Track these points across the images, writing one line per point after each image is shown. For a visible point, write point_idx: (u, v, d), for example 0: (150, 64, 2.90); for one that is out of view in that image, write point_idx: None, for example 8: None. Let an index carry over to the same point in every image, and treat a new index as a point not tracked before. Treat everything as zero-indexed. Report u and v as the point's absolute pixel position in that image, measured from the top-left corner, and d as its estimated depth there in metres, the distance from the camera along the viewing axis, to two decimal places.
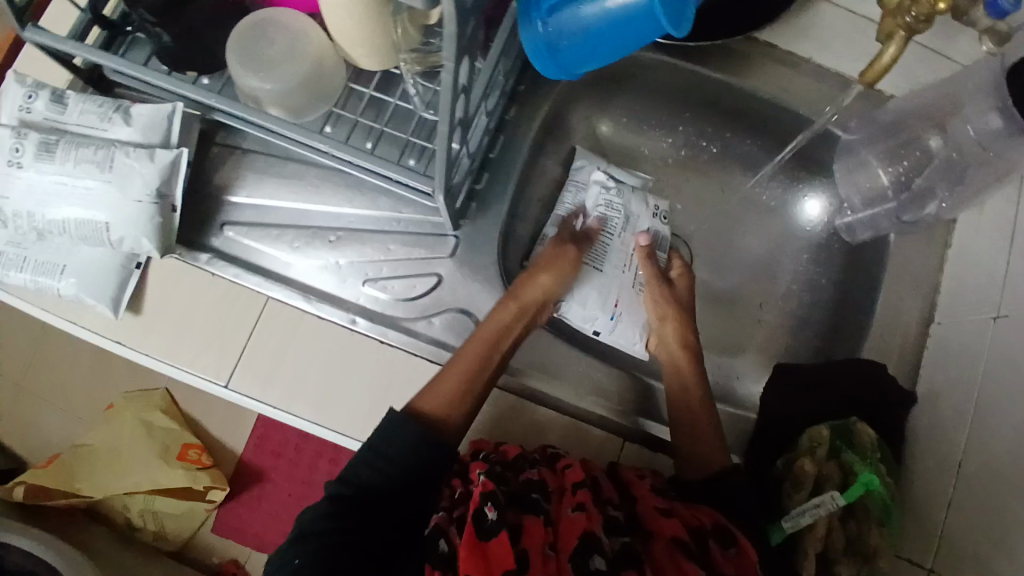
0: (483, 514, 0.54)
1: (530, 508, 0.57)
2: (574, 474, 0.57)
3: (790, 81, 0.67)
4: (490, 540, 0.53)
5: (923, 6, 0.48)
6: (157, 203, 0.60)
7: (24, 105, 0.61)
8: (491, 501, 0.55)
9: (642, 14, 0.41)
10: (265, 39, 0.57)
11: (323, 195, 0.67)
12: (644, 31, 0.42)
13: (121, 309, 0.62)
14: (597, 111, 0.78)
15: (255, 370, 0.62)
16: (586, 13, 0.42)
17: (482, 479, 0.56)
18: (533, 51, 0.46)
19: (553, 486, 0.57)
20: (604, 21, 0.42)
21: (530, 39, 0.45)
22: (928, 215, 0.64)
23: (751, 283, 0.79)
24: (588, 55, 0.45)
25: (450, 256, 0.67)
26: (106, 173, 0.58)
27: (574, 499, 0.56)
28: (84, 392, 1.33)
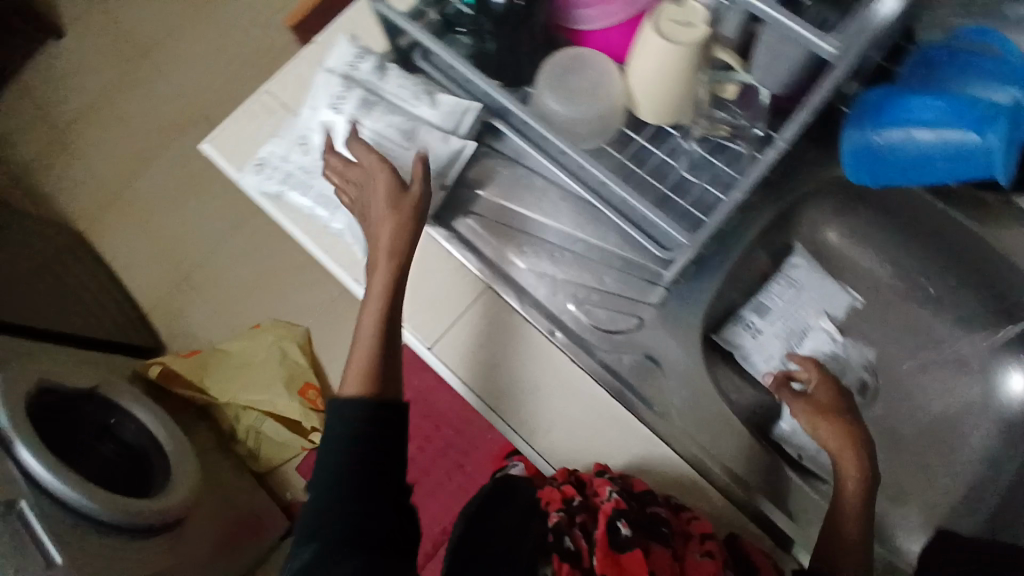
0: (617, 528, 0.59)
1: (657, 538, 0.59)
2: (701, 525, 0.60)
3: None
4: (624, 554, 0.57)
5: None
6: (439, 181, 0.68)
7: (353, 62, 0.70)
8: (623, 517, 0.59)
9: (972, 153, 0.56)
10: (574, 74, 0.64)
11: (559, 215, 0.72)
12: (960, 170, 0.58)
13: (370, 253, 0.69)
14: (826, 218, 0.78)
15: (458, 344, 0.70)
16: (920, 138, 0.58)
17: (614, 497, 0.59)
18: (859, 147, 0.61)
19: (677, 527, 0.60)
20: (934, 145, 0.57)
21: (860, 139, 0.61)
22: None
23: (933, 435, 0.74)
24: (899, 167, 0.61)
25: (656, 304, 0.70)
26: (408, 142, 0.68)
27: (704, 545, 0.58)
28: (236, 304, 1.45)
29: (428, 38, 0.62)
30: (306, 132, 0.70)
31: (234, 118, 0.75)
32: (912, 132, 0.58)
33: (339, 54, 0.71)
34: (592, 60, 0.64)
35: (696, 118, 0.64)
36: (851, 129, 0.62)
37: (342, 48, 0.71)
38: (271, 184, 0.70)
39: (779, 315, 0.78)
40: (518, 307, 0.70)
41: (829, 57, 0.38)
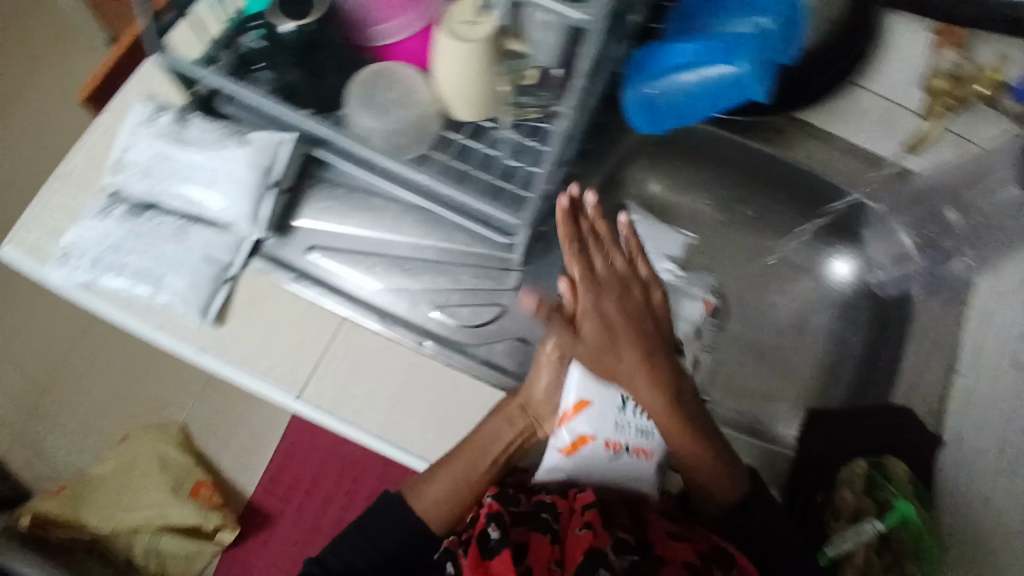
0: (487, 533, 0.60)
1: (539, 528, 0.62)
2: (584, 498, 0.63)
3: (822, 152, 0.74)
4: (493, 557, 0.58)
5: None
6: (253, 230, 0.68)
7: (149, 121, 0.69)
8: (495, 521, 0.61)
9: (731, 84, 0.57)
10: (383, 86, 0.64)
11: (402, 228, 0.73)
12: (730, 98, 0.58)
13: (208, 317, 0.67)
14: (649, 172, 0.85)
15: (328, 385, 0.68)
16: (686, 80, 0.59)
17: (490, 502, 0.64)
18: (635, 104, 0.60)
19: (563, 508, 0.64)
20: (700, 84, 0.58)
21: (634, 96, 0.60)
22: (956, 269, 0.73)
23: (786, 338, 0.84)
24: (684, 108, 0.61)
25: (514, 289, 0.74)
26: (209, 188, 0.67)
27: (582, 519, 0.60)
28: (98, 421, 1.31)
29: (217, 78, 0.62)
30: (111, 204, 0.68)
31: (29, 210, 0.71)
32: (684, 74, 0.58)
33: (132, 123, 0.70)
34: (393, 73, 0.65)
35: (505, 107, 0.66)
36: (625, 87, 0.61)
37: (133, 114, 0.70)
38: (81, 273, 0.67)
39: None
40: (382, 326, 0.70)
41: (580, 21, 0.42)
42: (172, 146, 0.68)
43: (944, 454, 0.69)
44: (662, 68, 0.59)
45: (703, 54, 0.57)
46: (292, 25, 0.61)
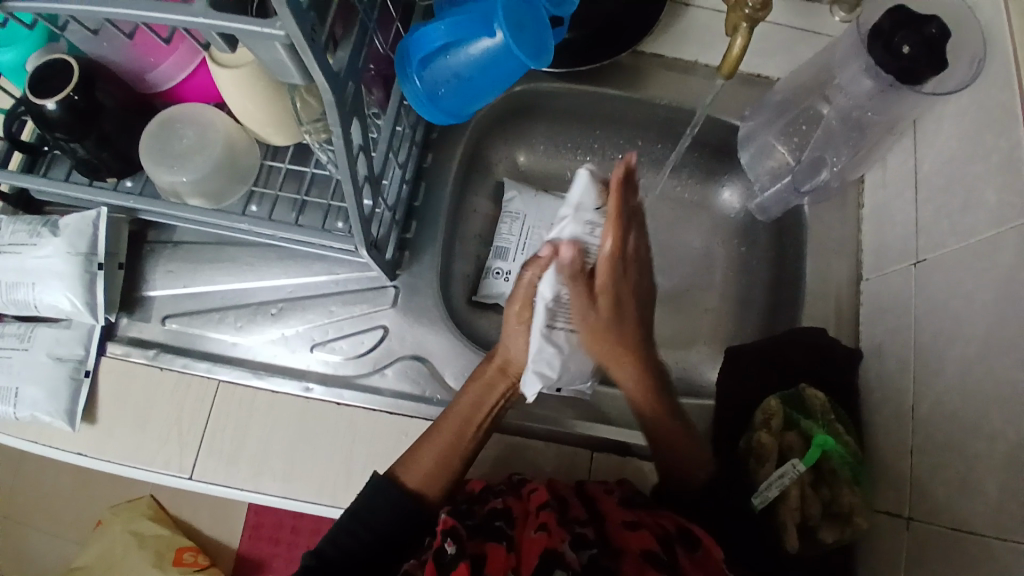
0: (442, 550, 0.54)
1: (493, 536, 0.56)
2: (538, 498, 0.58)
3: (680, 83, 0.73)
4: (449, 573, 0.52)
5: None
6: (95, 316, 0.64)
7: None
8: (451, 536, 0.55)
9: (504, 55, 0.45)
10: (175, 135, 0.60)
11: (259, 271, 0.69)
12: (510, 69, 0.46)
13: (77, 420, 0.63)
14: (514, 144, 0.81)
15: (217, 456, 0.63)
16: (454, 62, 0.46)
17: (444, 516, 0.57)
18: (417, 103, 0.49)
19: (518, 512, 0.58)
20: (472, 66, 0.46)
21: (413, 93, 0.48)
22: (832, 178, 0.69)
23: (692, 278, 0.81)
24: (470, 95, 0.49)
25: (392, 306, 0.69)
26: (38, 287, 0.63)
27: (538, 519, 0.56)
28: (68, 514, 1.30)
29: (7, 178, 0.58)
30: None
31: None
32: (458, 51, 0.45)
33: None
34: (187, 117, 0.60)
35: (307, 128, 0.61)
36: (399, 81, 0.48)
37: None
38: None
39: (518, 249, 0.76)
40: (261, 381, 0.65)
41: (283, 39, 0.37)
42: None
43: (862, 364, 0.67)
44: (420, 58, 0.45)
45: (457, 34, 0.43)
46: (55, 102, 0.55)
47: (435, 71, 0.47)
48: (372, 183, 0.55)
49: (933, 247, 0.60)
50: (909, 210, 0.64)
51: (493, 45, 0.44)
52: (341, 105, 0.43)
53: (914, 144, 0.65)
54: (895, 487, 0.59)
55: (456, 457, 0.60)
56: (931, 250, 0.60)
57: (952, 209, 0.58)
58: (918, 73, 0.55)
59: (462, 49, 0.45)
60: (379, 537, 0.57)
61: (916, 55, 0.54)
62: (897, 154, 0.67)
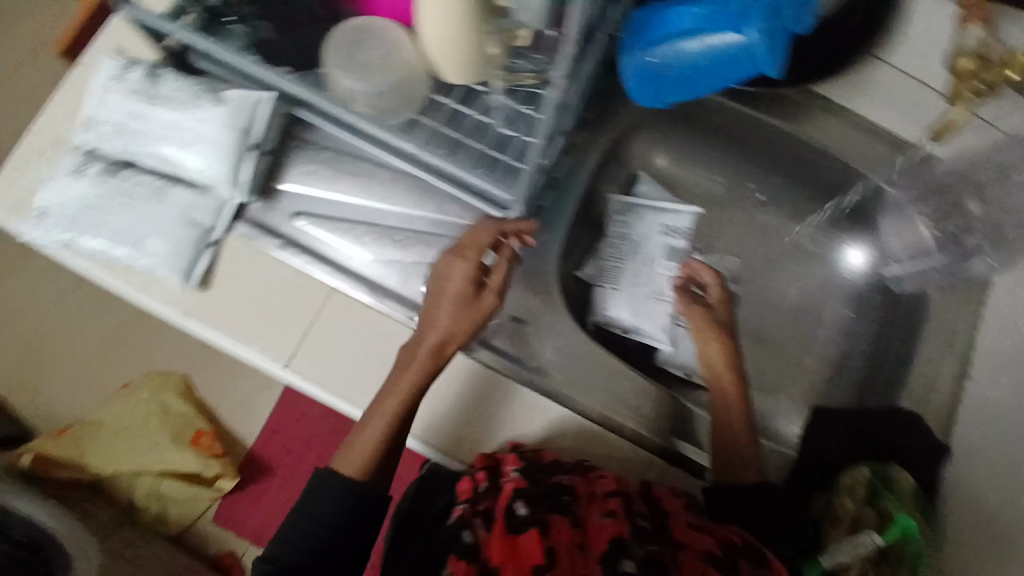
0: (515, 509, 0.57)
1: (557, 509, 0.58)
2: (607, 484, 0.58)
3: (841, 132, 0.69)
4: (521, 533, 0.55)
5: (992, 74, 0.59)
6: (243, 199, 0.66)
7: (119, 74, 0.65)
8: (521, 497, 0.57)
9: (743, 54, 0.45)
10: (362, 44, 0.59)
11: (394, 195, 0.70)
12: (742, 70, 0.46)
13: (191, 283, 0.64)
14: (657, 145, 0.81)
15: (315, 357, 0.64)
16: (691, 49, 0.46)
17: (514, 476, 0.58)
18: (634, 76, 0.49)
19: (583, 492, 0.59)
20: (706, 56, 0.46)
21: (633, 65, 0.49)
22: (973, 273, 0.67)
23: (789, 327, 0.80)
24: (685, 84, 0.49)
25: (510, 266, 0.69)
26: (187, 148, 0.63)
27: (606, 505, 0.57)
28: (103, 367, 1.34)
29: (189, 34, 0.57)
30: (84, 163, 0.65)
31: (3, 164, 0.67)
32: (704, 38, 0.45)
33: (100, 80, 0.65)
34: (379, 32, 0.60)
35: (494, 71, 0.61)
36: (623, 52, 0.49)
37: (102, 68, 0.65)
38: (60, 232, 0.63)
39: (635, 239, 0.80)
40: (370, 300, 0.66)
41: None
42: (143, 102, 0.64)
43: None
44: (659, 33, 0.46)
45: (707, 21, 0.44)
46: None
47: (666, 50, 0.48)
48: None
49: None
50: None
51: (736, 42, 0.45)
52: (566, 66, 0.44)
53: None
54: None
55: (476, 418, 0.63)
56: None
57: None
58: None
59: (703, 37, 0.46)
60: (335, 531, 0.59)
61: None
62: None
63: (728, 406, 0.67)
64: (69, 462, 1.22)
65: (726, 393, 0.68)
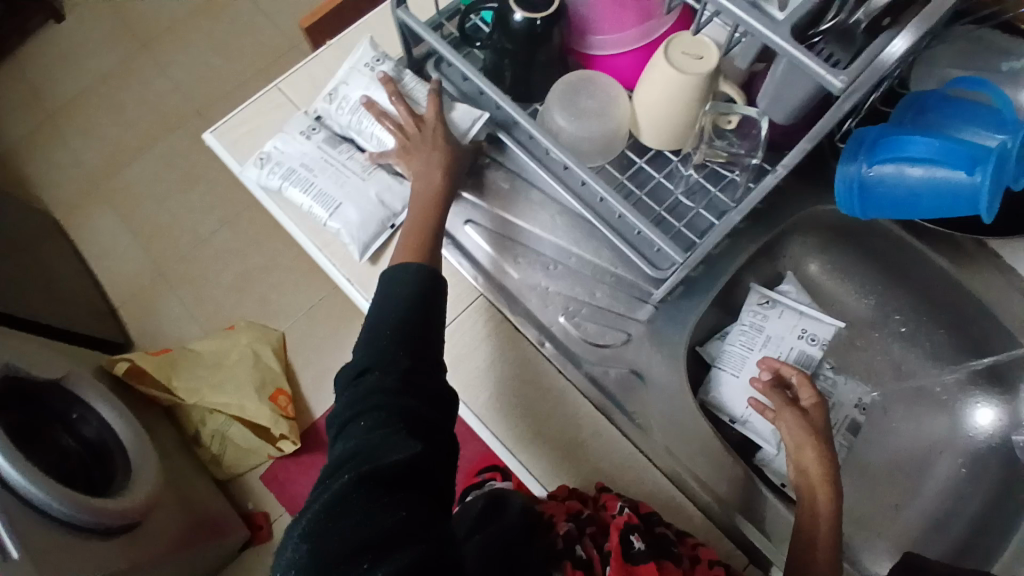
0: (631, 542, 0.59)
1: (666, 555, 0.59)
2: (708, 552, 0.61)
3: (1004, 292, 0.70)
4: (639, 566, 0.57)
5: None
6: None
7: (370, 63, 0.73)
8: (637, 531, 0.59)
9: (959, 194, 0.51)
10: (586, 91, 0.67)
11: (557, 228, 0.74)
12: (954, 206, 0.52)
13: (366, 256, 0.71)
14: (809, 251, 0.83)
15: (448, 348, 0.71)
16: (911, 175, 0.53)
17: (628, 513, 0.60)
18: (846, 183, 0.57)
19: (684, 552, 0.61)
20: (923, 185, 0.52)
21: (850, 174, 0.56)
22: None
23: (897, 467, 0.78)
24: (894, 203, 0.55)
25: (646, 322, 0.72)
26: None
27: (712, 571, 0.59)
28: (215, 304, 1.44)
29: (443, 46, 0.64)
30: (312, 127, 0.73)
31: (248, 106, 0.78)
32: (925, 169, 0.52)
33: (356, 60, 0.73)
34: (602, 87, 0.67)
35: (696, 144, 0.67)
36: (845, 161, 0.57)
37: (359, 52, 0.74)
38: (273, 179, 0.72)
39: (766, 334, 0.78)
40: (510, 316, 0.71)
41: (835, 91, 0.40)
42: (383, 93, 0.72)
43: None
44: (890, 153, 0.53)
45: (942, 155, 0.50)
46: (523, 16, 0.62)
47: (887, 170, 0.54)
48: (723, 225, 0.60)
49: None
50: None
51: (960, 180, 0.50)
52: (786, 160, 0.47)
53: None
54: None
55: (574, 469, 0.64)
56: None
57: None
58: None
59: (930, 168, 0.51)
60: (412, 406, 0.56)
61: None
62: None
63: (814, 517, 0.61)
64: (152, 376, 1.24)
65: (814, 502, 0.63)
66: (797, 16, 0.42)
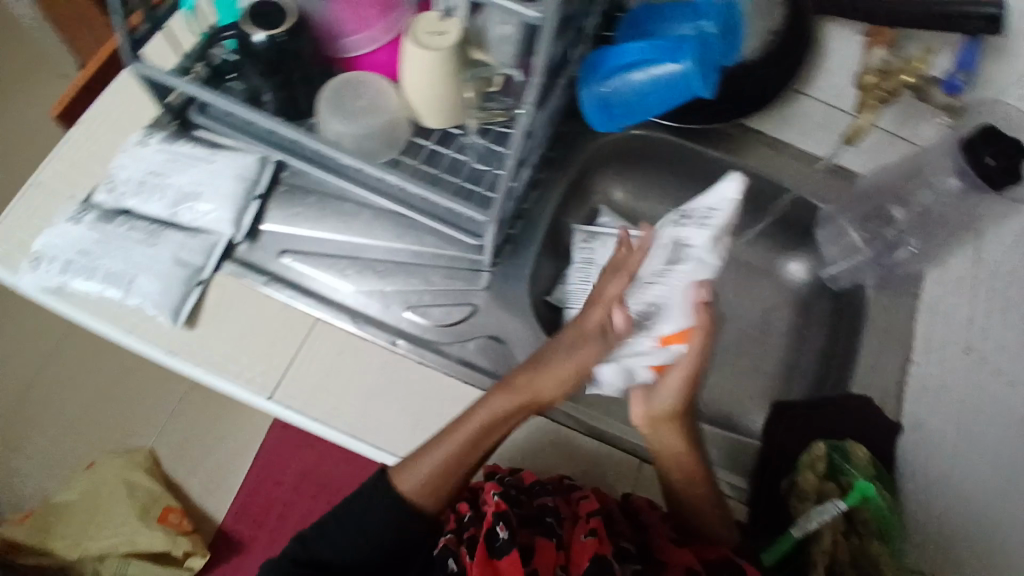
0: (496, 533, 0.61)
1: (544, 531, 0.64)
2: (587, 505, 0.65)
3: (772, 158, 0.80)
4: (500, 557, 0.60)
5: (893, 81, 0.70)
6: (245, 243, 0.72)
7: (141, 142, 0.73)
8: (502, 520, 0.62)
9: (679, 81, 0.56)
10: (354, 92, 0.68)
11: (374, 231, 0.74)
12: (680, 94, 0.57)
13: (179, 320, 0.68)
14: (613, 178, 0.90)
15: (299, 384, 0.68)
16: (636, 78, 0.58)
17: (497, 500, 0.63)
18: (591, 106, 0.60)
19: (567, 513, 0.65)
20: (649, 84, 0.58)
21: (589, 97, 0.60)
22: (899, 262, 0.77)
23: (749, 335, 0.87)
24: (635, 105, 0.62)
25: (485, 289, 0.75)
26: (195, 202, 0.70)
27: (588, 525, 0.62)
28: (63, 447, 1.28)
29: (196, 88, 0.64)
30: (80, 211, 0.70)
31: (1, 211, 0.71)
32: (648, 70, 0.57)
33: (125, 146, 0.73)
34: (370, 84, 0.68)
35: (471, 113, 0.70)
36: (580, 87, 0.60)
37: (129, 139, 0.74)
38: (51, 277, 0.67)
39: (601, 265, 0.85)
40: (354, 327, 0.71)
41: (536, 20, 0.45)
42: (162, 163, 0.72)
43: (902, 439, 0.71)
44: (610, 67, 0.59)
45: (648, 56, 0.57)
46: (264, 36, 0.62)
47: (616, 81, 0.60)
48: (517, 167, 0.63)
49: None
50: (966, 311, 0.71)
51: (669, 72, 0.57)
52: (538, 88, 0.51)
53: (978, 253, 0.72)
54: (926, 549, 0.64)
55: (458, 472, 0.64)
56: None
57: None
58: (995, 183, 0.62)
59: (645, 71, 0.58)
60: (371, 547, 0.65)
61: (999, 167, 0.61)
62: (960, 260, 0.74)
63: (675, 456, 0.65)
64: (28, 545, 1.17)
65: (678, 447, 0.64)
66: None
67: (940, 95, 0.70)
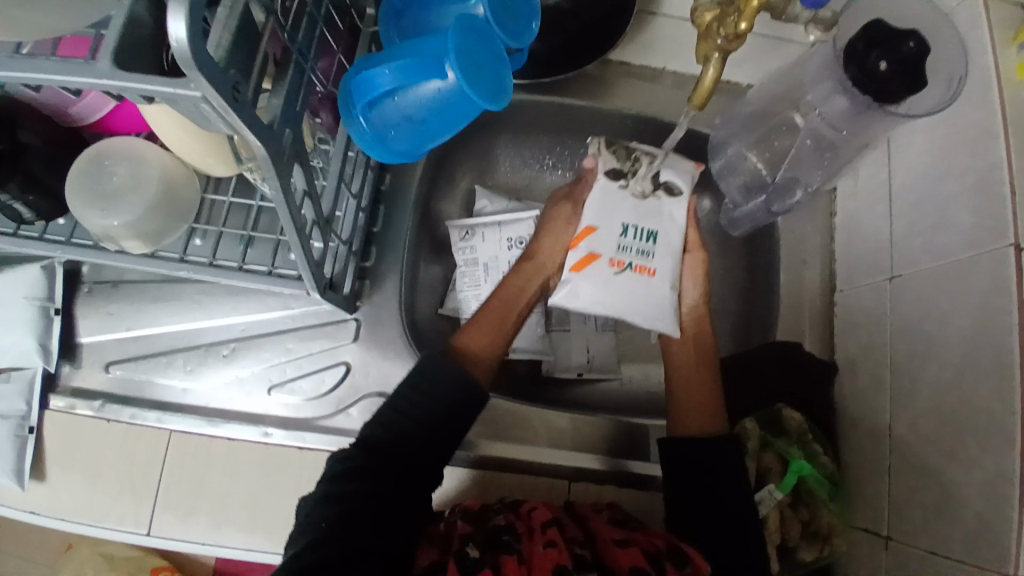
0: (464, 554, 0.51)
1: (503, 548, 0.52)
2: (540, 514, 0.55)
3: (649, 92, 0.72)
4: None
5: (729, 26, 0.46)
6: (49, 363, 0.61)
7: None
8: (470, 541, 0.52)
9: (458, 101, 0.44)
10: (104, 173, 0.55)
11: (209, 310, 0.65)
12: (466, 113, 0.45)
13: (25, 480, 0.59)
14: (480, 157, 0.78)
15: (173, 510, 0.60)
16: (403, 104, 0.44)
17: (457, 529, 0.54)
18: (366, 143, 0.47)
19: (522, 528, 0.54)
20: (424, 111, 0.45)
21: (359, 132, 0.46)
22: (795, 203, 0.68)
23: None
24: (423, 138, 0.47)
25: (354, 340, 0.65)
26: None
27: (545, 535, 0.52)
28: None
29: None
30: None
31: None
32: (418, 90, 0.44)
33: None
34: (117, 153, 0.55)
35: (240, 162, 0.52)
36: (345, 120, 0.46)
37: None
38: None
39: (484, 271, 0.73)
40: (213, 427, 0.61)
41: (198, 91, 0.32)
42: None
43: (836, 378, 0.67)
44: (365, 99, 0.43)
45: (404, 77, 0.42)
46: None
47: (383, 113, 0.45)
48: (323, 224, 0.52)
49: (909, 264, 0.59)
50: (883, 225, 0.63)
51: (445, 87, 0.43)
52: (276, 152, 0.39)
53: (887, 157, 0.64)
54: (871, 504, 0.59)
55: (506, 328, 0.63)
56: (907, 266, 0.59)
57: (931, 227, 0.57)
58: (893, 92, 0.51)
59: (418, 90, 0.43)
60: (435, 422, 0.55)
61: (892, 72, 0.51)
62: (870, 165, 0.66)
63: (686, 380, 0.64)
64: None
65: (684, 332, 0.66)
66: (122, 37, 0.35)
67: (803, 13, 0.59)
